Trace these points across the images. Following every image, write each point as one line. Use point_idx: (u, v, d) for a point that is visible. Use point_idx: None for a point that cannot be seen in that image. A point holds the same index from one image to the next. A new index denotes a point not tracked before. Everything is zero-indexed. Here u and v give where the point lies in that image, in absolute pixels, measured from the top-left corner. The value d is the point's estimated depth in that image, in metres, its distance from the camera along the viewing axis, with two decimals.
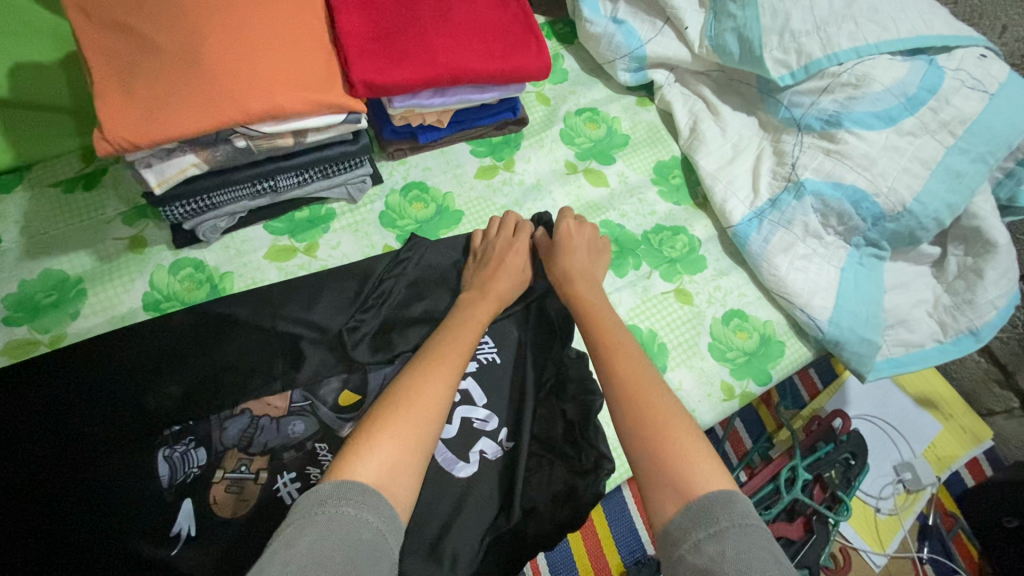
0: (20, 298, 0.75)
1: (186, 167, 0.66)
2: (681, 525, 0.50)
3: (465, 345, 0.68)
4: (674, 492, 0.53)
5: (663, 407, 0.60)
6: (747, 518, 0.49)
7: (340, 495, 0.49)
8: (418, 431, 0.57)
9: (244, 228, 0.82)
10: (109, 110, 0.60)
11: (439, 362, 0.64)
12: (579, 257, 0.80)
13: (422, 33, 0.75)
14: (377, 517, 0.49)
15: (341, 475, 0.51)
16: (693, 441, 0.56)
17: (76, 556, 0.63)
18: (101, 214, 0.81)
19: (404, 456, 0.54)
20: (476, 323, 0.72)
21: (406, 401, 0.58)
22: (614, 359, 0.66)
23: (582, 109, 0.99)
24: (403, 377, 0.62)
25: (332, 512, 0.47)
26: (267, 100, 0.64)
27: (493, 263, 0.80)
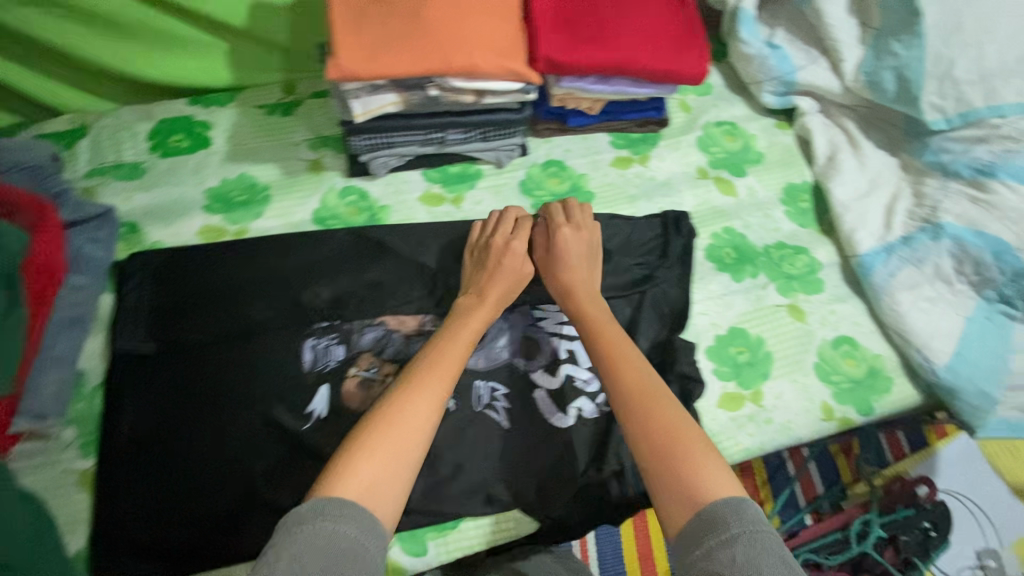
0: (220, 193, 0.88)
1: (386, 104, 0.76)
2: (693, 532, 0.52)
3: (456, 355, 0.67)
4: (682, 500, 0.55)
5: (667, 417, 0.61)
6: (757, 526, 0.51)
7: (317, 513, 0.51)
8: (402, 444, 0.58)
9: (406, 172, 0.92)
10: (343, 46, 0.71)
11: (430, 375, 0.64)
12: (580, 271, 0.79)
13: (603, 23, 0.82)
14: (355, 530, 0.51)
15: (323, 494, 0.53)
16: (704, 451, 0.58)
17: (221, 414, 0.74)
18: (291, 137, 0.94)
19: (382, 477, 0.55)
20: (472, 329, 0.71)
21: (390, 421, 0.59)
22: (625, 369, 0.66)
23: (722, 122, 1.03)
24: (393, 390, 0.62)
25: (311, 529, 0.50)
26: (467, 59, 0.73)
27: (494, 269, 0.78)
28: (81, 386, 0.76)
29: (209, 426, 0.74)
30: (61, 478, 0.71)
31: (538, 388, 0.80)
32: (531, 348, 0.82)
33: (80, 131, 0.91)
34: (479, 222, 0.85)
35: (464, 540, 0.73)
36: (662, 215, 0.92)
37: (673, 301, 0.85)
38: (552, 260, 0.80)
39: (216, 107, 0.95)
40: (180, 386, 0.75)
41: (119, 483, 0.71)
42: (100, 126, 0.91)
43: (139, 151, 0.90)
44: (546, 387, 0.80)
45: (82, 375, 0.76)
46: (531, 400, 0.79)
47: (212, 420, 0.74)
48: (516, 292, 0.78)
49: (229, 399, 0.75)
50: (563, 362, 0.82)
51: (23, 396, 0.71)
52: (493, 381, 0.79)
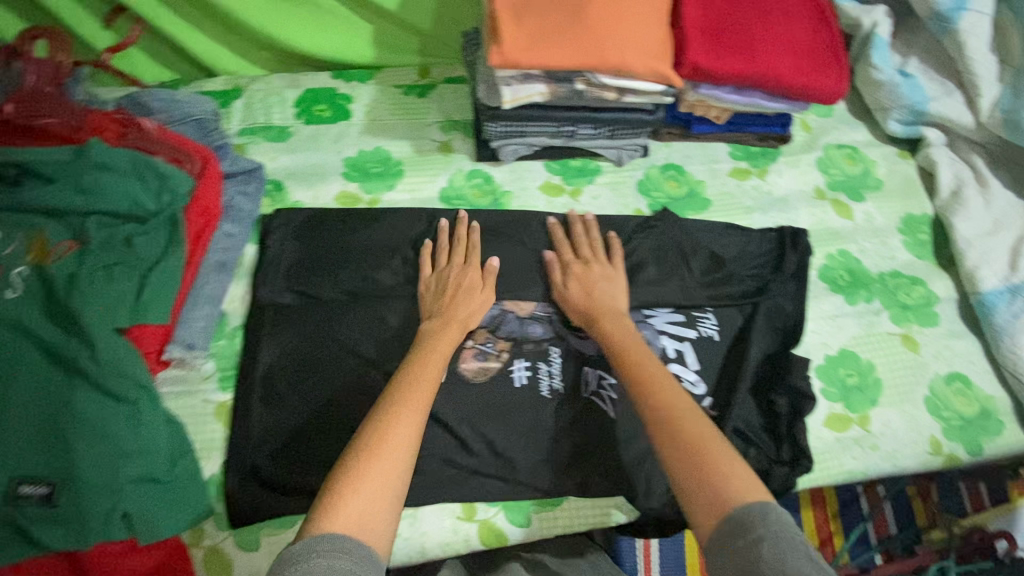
0: (357, 163, 0.93)
1: (533, 94, 0.79)
2: (724, 533, 0.53)
3: (433, 378, 0.66)
4: (710, 506, 0.55)
5: (698, 430, 0.61)
6: (783, 525, 0.52)
7: (309, 551, 0.49)
8: (388, 475, 0.56)
9: (530, 161, 0.95)
10: (506, 33, 0.75)
11: (405, 401, 0.62)
12: (609, 292, 0.81)
13: (748, 35, 0.84)
14: (350, 561, 0.49)
15: (314, 532, 0.51)
16: (730, 456, 0.58)
17: (348, 369, 0.79)
18: (424, 118, 0.98)
19: (370, 508, 0.54)
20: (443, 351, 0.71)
21: (372, 452, 0.57)
22: (654, 392, 0.65)
23: (843, 145, 1.03)
24: (370, 420, 0.61)
25: (304, 567, 0.48)
26: (622, 57, 0.76)
27: (453, 294, 0.79)
28: (224, 325, 0.82)
29: (336, 378, 0.78)
30: (200, 406, 0.77)
31: None
32: None
33: (234, 92, 0.97)
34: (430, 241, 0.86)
35: (564, 517, 0.76)
36: (776, 231, 0.92)
37: (783, 315, 0.86)
38: (579, 285, 0.82)
39: (357, 83, 1.00)
40: (311, 337, 0.80)
41: (251, 420, 0.75)
42: (252, 89, 0.98)
43: (286, 116, 0.96)
44: None
45: (224, 315, 0.82)
46: None
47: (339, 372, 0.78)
48: (480, 311, 0.79)
49: (354, 355, 0.79)
50: (671, 362, 0.82)
51: (177, 327, 0.78)
52: (602, 369, 0.81)
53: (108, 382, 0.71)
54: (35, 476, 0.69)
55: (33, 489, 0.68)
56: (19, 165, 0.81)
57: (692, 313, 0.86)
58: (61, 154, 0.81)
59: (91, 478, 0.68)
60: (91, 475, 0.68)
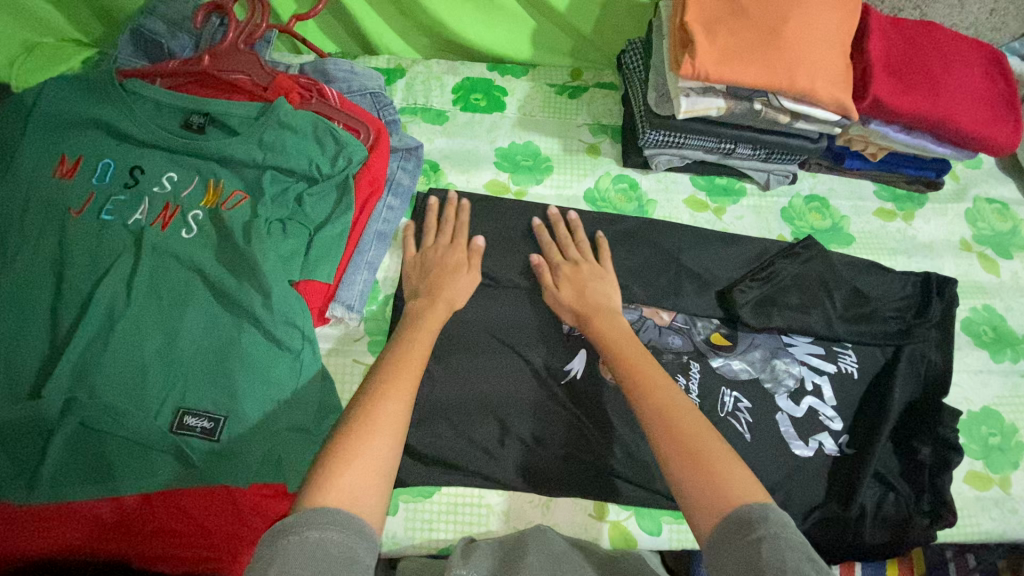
0: (508, 153, 0.96)
1: (711, 107, 0.81)
2: (723, 535, 0.49)
3: (418, 362, 0.65)
4: (712, 505, 0.51)
5: (690, 430, 0.57)
6: (786, 526, 0.47)
7: (302, 522, 0.46)
8: (377, 457, 0.54)
9: (676, 174, 0.96)
10: (700, 48, 0.76)
11: (393, 382, 0.61)
12: (597, 292, 0.79)
13: (929, 77, 0.83)
14: (342, 533, 0.47)
15: (306, 506, 0.49)
16: (722, 452, 0.55)
17: (486, 350, 0.79)
18: (574, 118, 1.01)
19: (362, 484, 0.51)
20: (427, 338, 0.70)
21: (363, 429, 0.55)
22: (651, 391, 0.62)
23: (993, 199, 1.00)
24: (357, 400, 0.59)
25: (297, 538, 0.45)
26: (810, 83, 0.77)
27: (441, 270, 0.79)
28: (376, 292, 0.85)
29: (474, 358, 0.78)
30: (351, 367, 0.80)
31: (781, 411, 0.80)
32: (777, 372, 0.83)
33: (397, 71, 1.01)
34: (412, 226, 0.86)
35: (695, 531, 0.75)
36: (920, 275, 0.90)
37: (928, 363, 0.83)
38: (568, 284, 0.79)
39: (513, 78, 1.03)
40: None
41: None
42: (414, 71, 1.02)
43: (444, 100, 0.99)
44: (790, 414, 0.80)
45: (377, 283, 0.85)
46: (773, 422, 0.79)
47: (482, 353, 0.79)
48: (465, 291, 0.79)
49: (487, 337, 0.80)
50: (808, 394, 0.81)
51: (340, 288, 0.81)
52: (738, 392, 0.81)
53: (279, 332, 0.74)
54: (200, 410, 0.71)
55: (197, 422, 0.70)
56: (207, 114, 0.85)
57: (832, 347, 0.85)
58: (248, 109, 0.85)
59: (252, 418, 0.71)
60: (254, 415, 0.71)
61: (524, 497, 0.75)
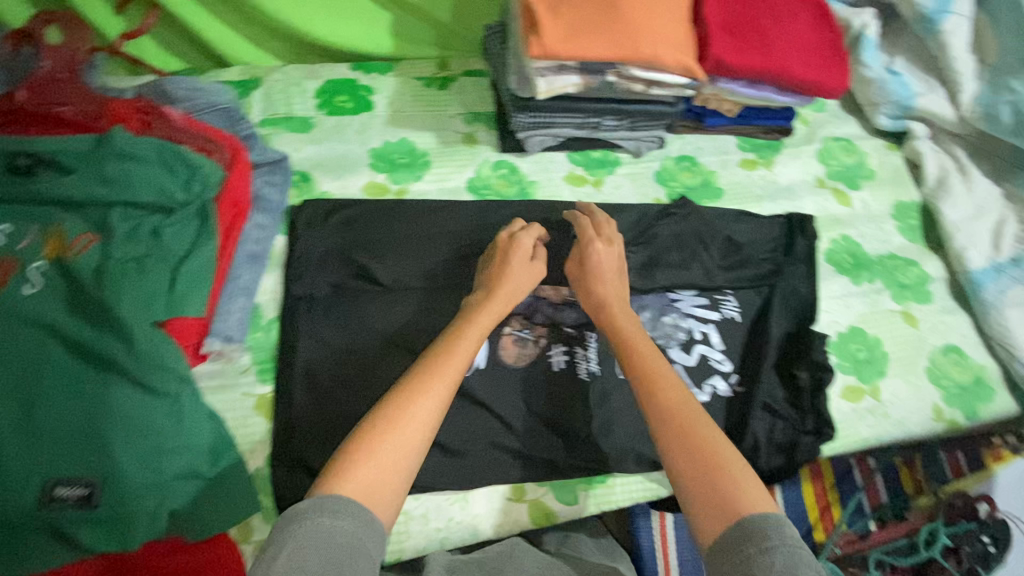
0: (382, 153, 0.93)
1: (568, 84, 0.82)
2: (731, 540, 0.52)
3: (468, 351, 0.66)
4: (719, 512, 0.54)
5: (708, 436, 0.60)
6: (795, 541, 0.51)
7: (316, 509, 0.50)
8: (405, 447, 0.56)
9: (553, 152, 0.97)
10: (546, 29, 0.77)
11: (437, 371, 0.62)
12: (612, 285, 0.79)
13: (762, 33, 0.89)
14: (352, 524, 0.50)
15: (322, 489, 0.52)
16: (743, 468, 0.57)
17: (382, 359, 0.78)
18: (447, 109, 0.99)
19: (382, 474, 0.54)
20: (484, 325, 0.70)
21: (393, 420, 0.57)
22: (667, 392, 0.64)
23: (839, 138, 1.10)
24: (399, 385, 0.60)
25: (309, 524, 0.49)
26: (653, 51, 0.80)
27: (502, 263, 0.79)
28: (258, 318, 0.80)
29: (372, 368, 0.77)
30: (240, 400, 0.75)
31: (676, 363, 0.85)
32: (668, 328, 0.87)
33: (252, 82, 0.95)
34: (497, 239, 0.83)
35: (610, 494, 0.78)
36: (785, 218, 0.97)
37: (799, 296, 0.90)
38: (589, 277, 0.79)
39: (377, 75, 1.00)
40: (338, 330, 0.79)
41: (291, 415, 0.74)
42: (271, 79, 0.96)
43: (307, 106, 0.95)
44: (684, 364, 0.85)
45: (258, 308, 0.80)
46: None
47: (386, 361, 0.78)
48: (527, 283, 0.78)
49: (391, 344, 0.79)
50: (698, 343, 0.86)
51: (214, 320, 0.76)
52: None
53: (148, 377, 0.68)
54: (72, 477, 0.65)
55: (71, 491, 0.64)
56: (34, 153, 0.76)
57: (715, 296, 0.90)
58: (81, 143, 0.77)
59: (134, 475, 0.66)
60: (136, 471, 0.66)
61: (441, 497, 0.74)
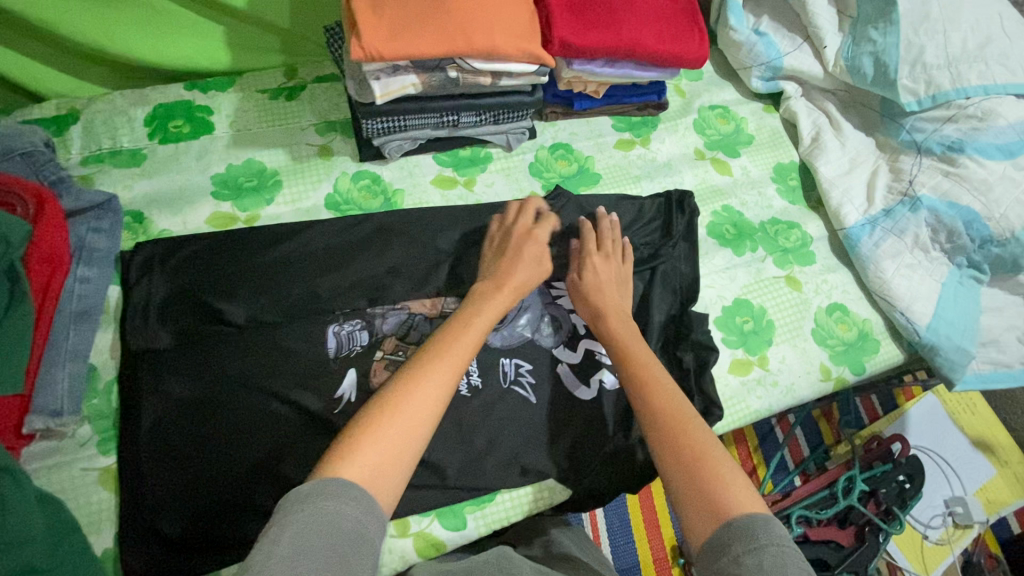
0: (227, 179, 0.86)
1: (406, 85, 0.76)
2: (722, 540, 0.53)
3: (473, 339, 0.67)
4: (708, 512, 0.56)
5: (701, 439, 0.62)
6: (785, 539, 0.51)
7: (318, 493, 0.50)
8: (406, 431, 0.57)
9: (418, 155, 0.92)
10: (366, 27, 0.71)
11: (440, 357, 0.63)
12: (613, 292, 0.81)
13: (611, 9, 0.85)
14: (355, 510, 0.50)
15: (323, 475, 0.52)
16: (733, 471, 0.59)
17: (239, 408, 0.72)
18: (297, 122, 0.92)
19: (389, 457, 0.55)
20: (493, 313, 0.71)
21: (397, 404, 0.58)
22: (656, 396, 0.67)
23: (715, 106, 1.09)
24: (406, 367, 0.62)
25: (313, 506, 0.49)
26: (488, 40, 0.75)
27: (513, 258, 0.78)
28: (95, 381, 0.73)
29: (229, 420, 0.71)
30: (81, 476, 0.69)
31: (561, 362, 0.83)
32: (550, 327, 0.85)
33: (70, 117, 0.86)
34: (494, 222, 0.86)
35: (499, 510, 0.76)
36: (665, 198, 0.95)
37: (681, 276, 0.89)
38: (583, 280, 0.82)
39: (216, 92, 0.92)
40: (188, 384, 0.72)
41: (139, 485, 0.68)
42: (92, 111, 0.87)
43: (136, 137, 0.86)
44: (569, 362, 0.83)
45: (94, 369, 0.74)
46: (557, 377, 0.82)
47: (244, 409, 0.72)
48: (535, 278, 0.79)
49: (248, 390, 0.73)
50: (583, 337, 0.85)
51: (35, 395, 0.68)
52: (518, 357, 0.81)
53: None
54: None
55: None
56: None
57: None
58: None
59: None
60: None
61: None
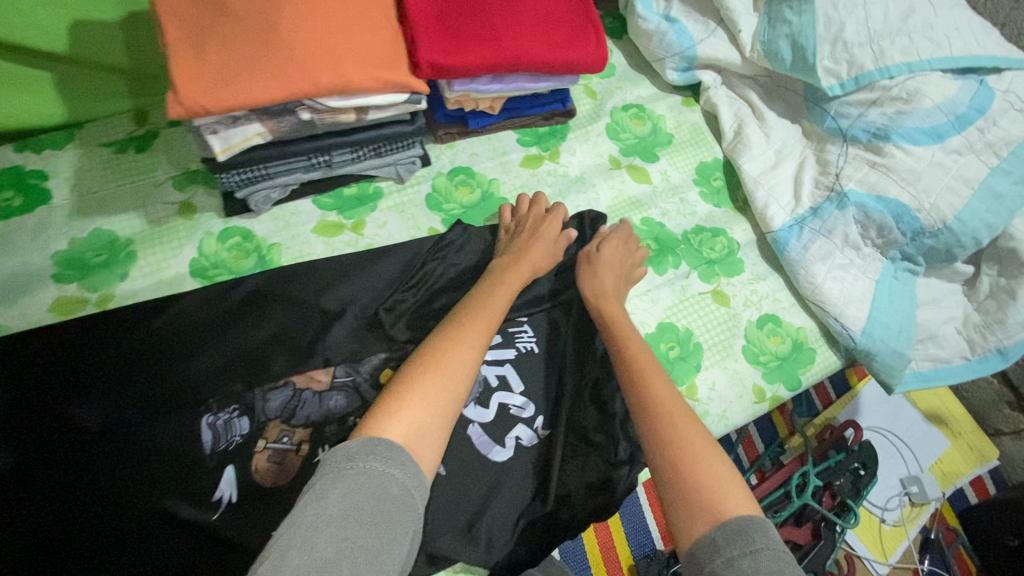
0: (71, 256, 0.75)
1: (251, 136, 0.66)
2: (716, 541, 0.55)
3: (498, 305, 0.72)
4: (705, 512, 0.57)
5: (697, 436, 0.64)
6: (780, 545, 0.54)
7: (366, 453, 0.53)
8: (444, 392, 0.61)
9: (294, 200, 0.82)
10: (185, 77, 0.60)
11: (473, 322, 0.69)
12: (614, 279, 0.82)
13: (488, 18, 0.75)
14: (401, 472, 0.54)
15: (369, 435, 0.55)
16: (731, 475, 0.61)
17: (109, 525, 0.64)
18: (151, 177, 0.81)
19: (431, 416, 0.59)
20: (512, 283, 0.76)
21: (438, 364, 0.63)
22: (652, 387, 0.70)
23: (629, 105, 1.00)
24: (441, 333, 0.67)
25: (360, 466, 0.52)
26: (337, 74, 0.64)
27: (532, 237, 0.81)
28: None
29: (97, 540, 0.63)
30: None
31: (471, 423, 0.76)
32: None
33: None
34: (507, 206, 0.86)
35: None
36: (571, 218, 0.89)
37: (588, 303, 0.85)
38: (588, 265, 0.83)
39: (51, 151, 0.80)
40: (40, 509, 0.64)
41: None
42: None
43: None
44: (479, 421, 0.77)
45: None
46: (465, 440, 0.75)
47: (112, 524, 0.64)
48: (547, 260, 0.82)
49: (113, 504, 0.65)
50: (495, 390, 0.79)
51: None
52: None
53: None
54: None
55: None
56: None
57: (507, 330, 0.82)
58: None
59: None
60: None
61: None
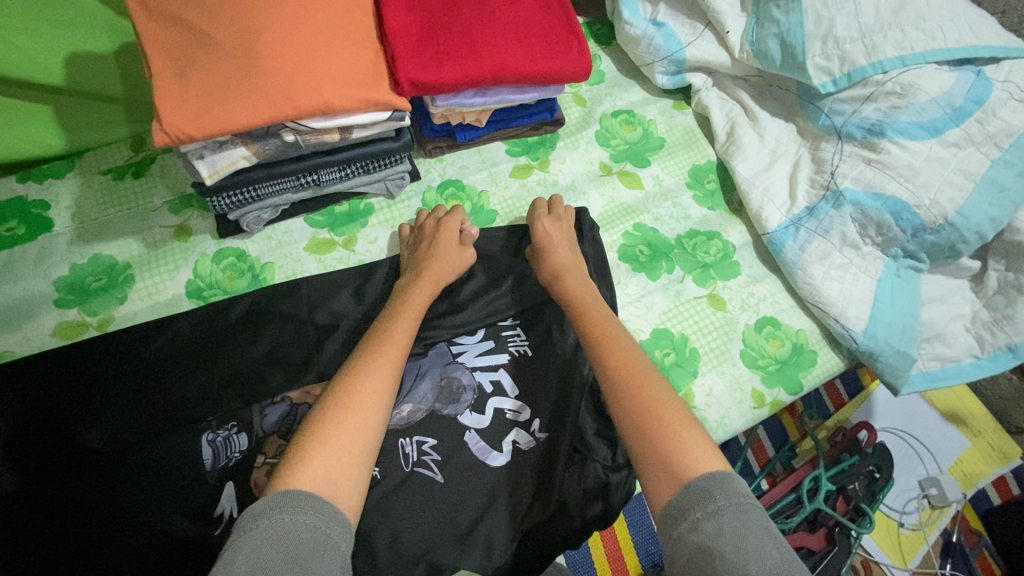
0: (72, 282, 0.77)
1: (236, 158, 0.68)
2: (681, 504, 0.53)
3: (404, 334, 0.70)
4: (670, 478, 0.56)
5: (656, 396, 0.63)
6: (742, 496, 0.52)
7: (272, 507, 0.51)
8: (351, 434, 0.59)
9: (287, 220, 0.84)
10: (170, 103, 0.62)
11: (377, 355, 0.66)
12: (564, 253, 0.81)
13: (468, 33, 0.76)
14: (316, 518, 0.52)
15: (277, 490, 0.53)
16: (689, 428, 0.59)
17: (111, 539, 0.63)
18: (148, 203, 0.83)
19: (340, 463, 0.57)
20: (420, 308, 0.74)
21: (343, 407, 0.60)
22: (609, 352, 0.69)
23: (618, 111, 1.00)
24: (343, 373, 0.64)
25: (268, 522, 0.50)
26: (317, 97, 0.66)
27: (434, 246, 0.79)
28: None
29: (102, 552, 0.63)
30: None
31: (469, 429, 0.74)
32: (452, 390, 0.76)
33: None
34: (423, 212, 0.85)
35: None
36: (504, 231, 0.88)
37: None
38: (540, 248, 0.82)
39: (53, 180, 0.83)
40: (38, 530, 0.64)
41: None
42: None
43: None
44: (477, 428, 0.75)
45: None
46: (463, 447, 0.73)
47: (112, 538, 0.64)
48: (456, 267, 0.80)
49: (109, 521, 0.64)
50: (490, 395, 0.77)
51: None
52: (419, 435, 0.73)
53: None
54: None
55: None
56: None
57: (500, 334, 0.82)
58: None
59: None
60: None
61: None
